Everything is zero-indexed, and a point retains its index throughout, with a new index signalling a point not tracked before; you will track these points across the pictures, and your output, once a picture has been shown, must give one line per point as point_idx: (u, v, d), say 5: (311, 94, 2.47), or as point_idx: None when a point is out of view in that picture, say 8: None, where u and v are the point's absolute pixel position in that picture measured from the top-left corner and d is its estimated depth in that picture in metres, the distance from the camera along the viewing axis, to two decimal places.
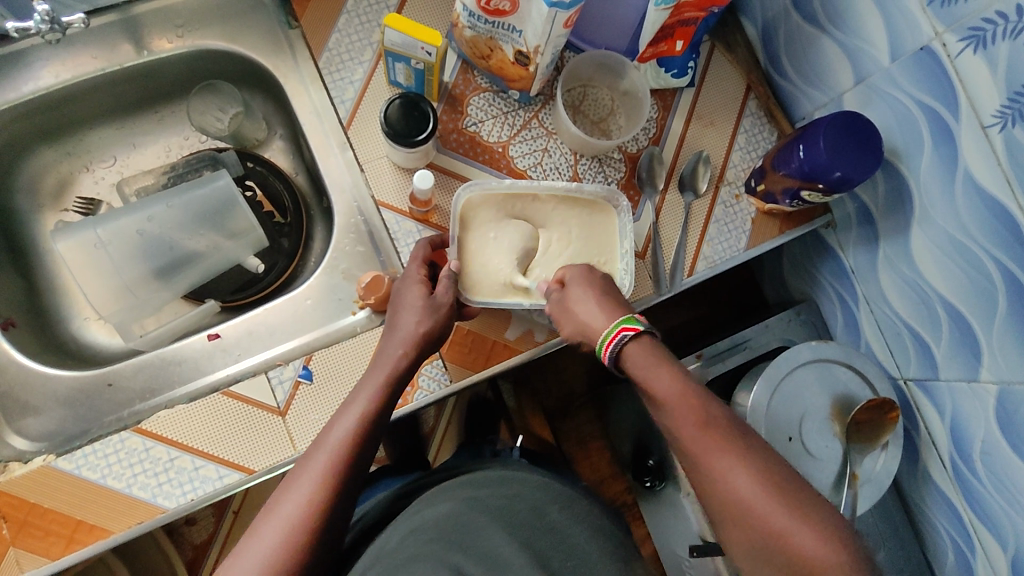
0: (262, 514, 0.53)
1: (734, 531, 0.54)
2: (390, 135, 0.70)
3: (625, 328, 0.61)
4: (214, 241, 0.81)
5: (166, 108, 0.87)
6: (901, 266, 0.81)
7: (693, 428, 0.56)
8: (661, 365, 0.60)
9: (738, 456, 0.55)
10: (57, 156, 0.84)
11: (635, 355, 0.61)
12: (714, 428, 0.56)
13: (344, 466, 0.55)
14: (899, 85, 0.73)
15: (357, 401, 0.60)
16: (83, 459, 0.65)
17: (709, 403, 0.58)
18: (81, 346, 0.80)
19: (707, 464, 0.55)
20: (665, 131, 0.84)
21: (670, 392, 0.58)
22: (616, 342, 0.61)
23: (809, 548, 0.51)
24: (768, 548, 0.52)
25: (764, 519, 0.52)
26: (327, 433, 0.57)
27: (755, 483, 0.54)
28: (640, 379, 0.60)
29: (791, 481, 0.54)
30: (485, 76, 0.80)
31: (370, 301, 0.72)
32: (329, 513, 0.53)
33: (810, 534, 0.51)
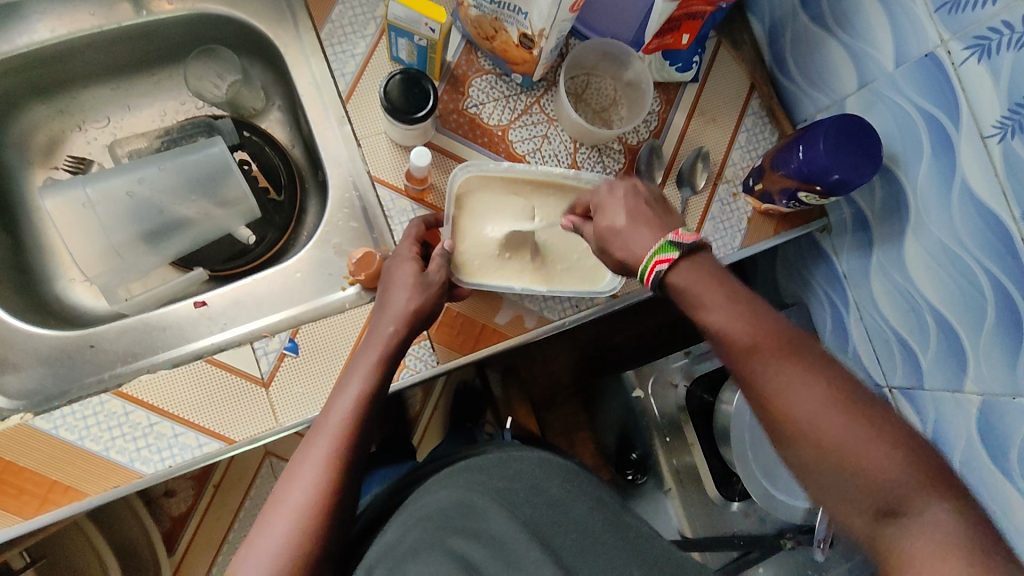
0: (270, 502, 0.53)
1: (795, 451, 0.50)
2: (389, 110, 0.69)
3: (661, 260, 0.56)
4: (204, 208, 0.80)
5: (163, 72, 0.86)
6: (893, 273, 0.81)
7: (753, 347, 0.52)
8: (711, 287, 0.54)
9: (800, 371, 0.51)
10: (50, 113, 0.83)
11: (681, 282, 0.55)
12: (775, 339, 0.52)
13: (348, 449, 0.55)
14: (902, 90, 0.72)
15: (352, 381, 0.59)
16: (61, 419, 0.65)
17: (762, 314, 0.53)
18: (65, 307, 0.79)
19: (769, 385, 0.51)
20: (667, 124, 0.84)
21: (720, 309, 0.53)
22: (655, 279, 0.56)
23: (880, 463, 0.47)
24: (835, 467, 0.49)
25: (830, 436, 0.49)
26: (326, 417, 0.57)
27: (819, 397, 0.49)
28: (686, 304, 0.55)
29: (859, 392, 0.50)
30: (488, 58, 0.79)
31: (360, 278, 0.71)
32: (337, 496, 0.54)
33: (879, 448, 0.47)
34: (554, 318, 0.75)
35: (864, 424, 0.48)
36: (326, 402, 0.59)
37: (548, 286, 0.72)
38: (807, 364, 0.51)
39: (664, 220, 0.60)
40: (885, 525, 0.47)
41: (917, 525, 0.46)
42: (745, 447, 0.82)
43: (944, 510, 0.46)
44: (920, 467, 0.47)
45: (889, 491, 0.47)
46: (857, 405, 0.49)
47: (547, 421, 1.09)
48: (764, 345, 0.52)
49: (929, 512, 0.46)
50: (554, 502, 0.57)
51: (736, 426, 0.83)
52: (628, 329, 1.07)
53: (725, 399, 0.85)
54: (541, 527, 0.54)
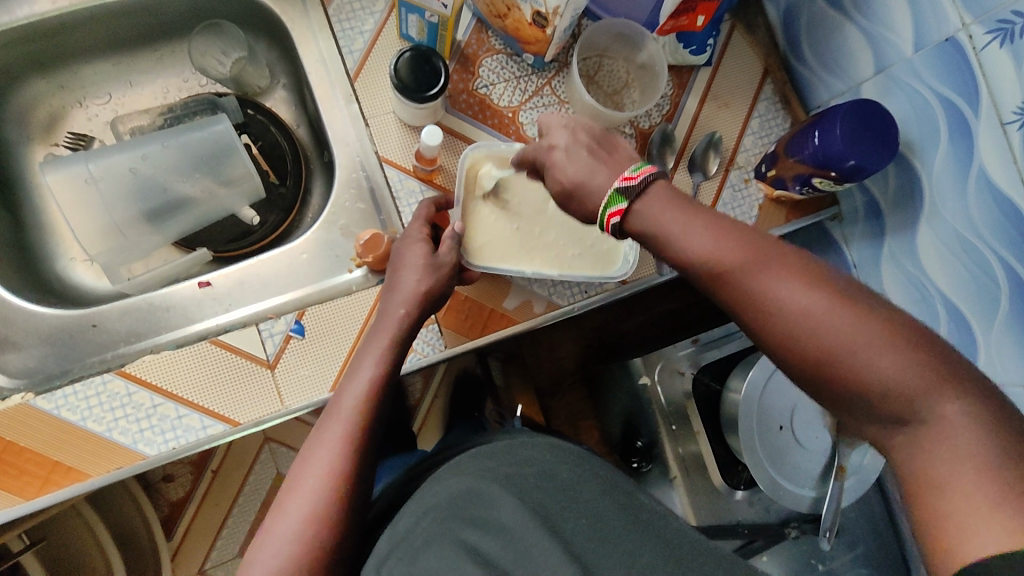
0: (285, 490, 0.52)
1: (794, 364, 0.47)
2: (399, 88, 0.68)
3: (612, 215, 0.54)
4: (208, 187, 0.78)
5: (166, 47, 0.84)
6: (905, 262, 0.80)
7: (728, 267, 0.49)
8: (674, 212, 0.51)
9: (787, 280, 0.47)
10: (50, 88, 0.81)
11: (638, 225, 0.53)
12: (749, 253, 0.49)
13: (362, 435, 0.54)
14: (920, 76, 0.71)
15: (364, 366, 0.58)
16: (63, 400, 0.64)
17: (737, 230, 0.50)
18: (66, 286, 0.78)
19: (753, 301, 0.48)
20: (679, 109, 0.83)
21: (690, 236, 0.51)
22: (613, 230, 0.55)
23: (882, 363, 0.43)
24: (836, 374, 0.45)
25: (826, 341, 0.45)
26: (338, 403, 0.56)
27: (809, 301, 0.46)
28: (652, 238, 0.52)
29: (854, 291, 0.46)
30: (499, 37, 0.77)
31: (367, 259, 0.70)
32: (353, 482, 0.53)
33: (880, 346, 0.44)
34: (564, 304, 0.74)
35: (857, 324, 0.44)
36: (338, 386, 0.58)
37: (559, 270, 0.71)
38: (793, 269, 0.48)
39: (610, 161, 0.57)
40: (900, 428, 0.44)
41: (934, 428, 0.42)
42: (754, 437, 0.80)
43: (958, 407, 0.42)
44: (927, 360, 0.43)
45: (896, 391, 0.43)
46: (851, 303, 0.45)
47: (553, 409, 1.08)
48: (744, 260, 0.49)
49: (944, 409, 0.42)
50: (564, 486, 0.57)
51: (744, 415, 0.81)
52: (634, 317, 1.06)
53: (732, 387, 0.85)
54: (553, 513, 0.53)
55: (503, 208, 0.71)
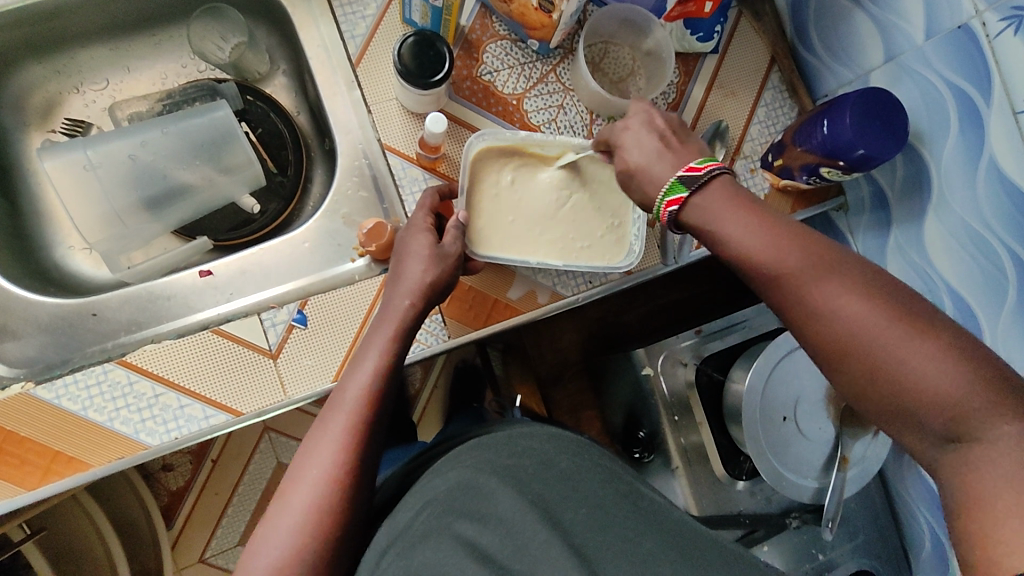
0: (288, 481, 0.52)
1: (843, 372, 0.48)
2: (402, 74, 0.67)
3: (669, 204, 0.55)
4: (208, 174, 0.77)
5: (165, 32, 0.82)
6: (912, 253, 0.79)
7: (785, 269, 0.50)
8: (733, 212, 0.53)
9: (845, 287, 0.48)
10: (46, 73, 0.79)
11: (692, 218, 0.55)
12: (809, 257, 0.49)
13: (366, 427, 0.54)
14: (931, 64, 0.70)
15: (368, 356, 0.57)
16: (63, 389, 0.63)
17: (795, 233, 0.51)
18: (64, 274, 0.77)
19: (807, 305, 0.49)
20: (685, 97, 0.81)
21: (746, 235, 0.52)
22: (667, 221, 0.56)
23: (939, 377, 0.43)
24: (888, 385, 0.45)
25: (881, 350, 0.46)
26: (341, 394, 0.55)
27: (866, 312, 0.47)
28: (707, 234, 0.54)
29: (915, 304, 0.46)
30: (504, 23, 0.76)
31: (371, 249, 0.69)
32: (356, 474, 0.52)
33: (936, 361, 0.44)
34: (568, 294, 0.74)
35: (915, 338, 0.45)
36: (341, 376, 0.58)
37: (564, 260, 0.70)
38: (852, 277, 0.48)
39: (675, 149, 0.58)
40: (948, 444, 0.44)
41: (989, 448, 0.42)
42: (757, 428, 0.80)
43: (1012, 429, 0.42)
44: (984, 379, 0.43)
45: (950, 407, 0.43)
46: (911, 316, 0.46)
47: (554, 399, 1.08)
48: (803, 264, 0.49)
49: (1000, 430, 0.42)
50: (565, 477, 0.56)
51: (747, 408, 0.81)
52: (636, 307, 1.06)
53: (734, 377, 0.85)
54: (553, 504, 0.53)
55: (508, 197, 0.71)
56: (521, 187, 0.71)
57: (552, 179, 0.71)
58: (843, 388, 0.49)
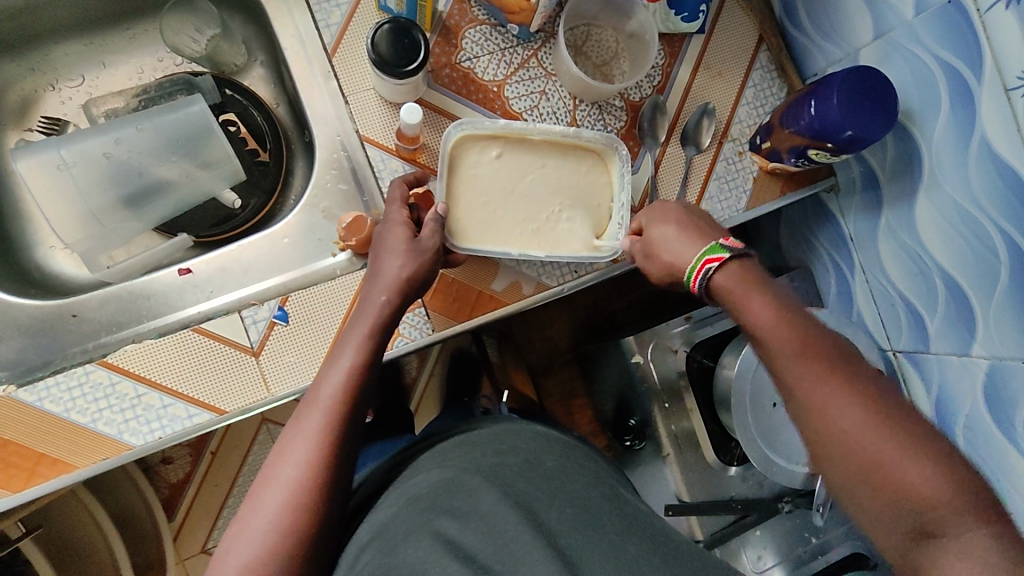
0: (260, 481, 0.52)
1: (830, 462, 0.50)
2: (377, 63, 0.65)
3: (709, 260, 0.59)
4: (186, 170, 0.76)
5: (139, 26, 0.81)
6: (902, 235, 0.78)
7: (793, 355, 0.53)
8: (754, 291, 0.56)
9: (841, 386, 0.51)
10: (20, 71, 0.78)
11: (725, 285, 0.58)
12: (813, 348, 0.53)
13: (342, 424, 0.54)
14: (921, 41, 0.68)
15: (344, 353, 0.57)
16: (45, 392, 0.63)
17: (810, 328, 0.54)
18: (46, 276, 0.76)
19: (806, 396, 0.52)
20: (671, 79, 0.80)
21: (767, 319, 0.55)
22: (701, 278, 0.59)
23: (919, 485, 0.46)
24: (869, 482, 0.48)
25: (867, 451, 0.48)
26: (317, 391, 0.55)
27: (857, 410, 0.49)
28: (730, 306, 0.57)
29: (905, 414, 0.49)
30: (482, 7, 0.74)
31: (351, 243, 0.69)
32: (330, 472, 0.52)
33: (919, 470, 0.46)
34: (553, 284, 0.73)
35: (903, 441, 0.47)
36: (318, 374, 0.58)
37: (547, 251, 0.69)
38: (850, 380, 0.51)
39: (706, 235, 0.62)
40: (921, 551, 0.46)
41: (958, 549, 0.44)
42: (746, 414, 0.79)
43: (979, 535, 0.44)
44: (958, 487, 0.45)
45: (924, 515, 0.45)
46: (900, 426, 0.48)
47: (546, 388, 1.07)
48: (810, 358, 0.52)
49: (968, 539, 0.44)
50: (549, 475, 0.56)
51: (738, 392, 0.80)
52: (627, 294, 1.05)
53: (726, 362, 0.83)
54: (535, 502, 0.53)
55: (485, 186, 0.69)
56: (496, 174, 0.69)
57: (533, 167, 0.70)
58: (829, 479, 0.51)
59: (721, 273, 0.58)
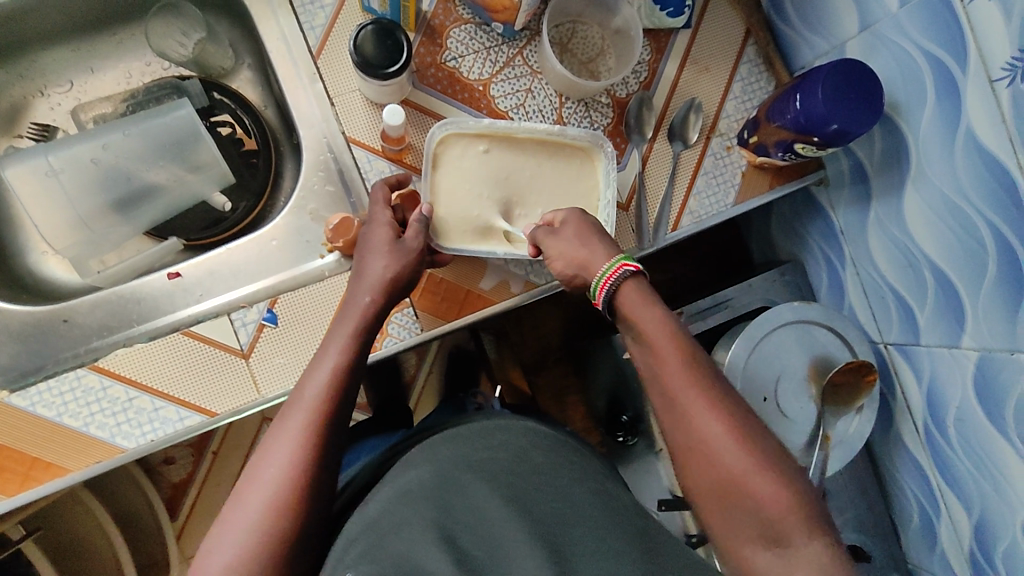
0: (244, 480, 0.52)
1: (692, 470, 0.53)
2: (360, 65, 0.65)
3: (626, 264, 0.58)
4: (176, 174, 0.77)
5: (125, 30, 0.81)
6: (892, 228, 0.78)
7: (673, 368, 0.53)
8: (648, 304, 0.56)
9: (710, 403, 0.52)
10: (9, 78, 0.79)
11: (634, 291, 0.57)
12: (687, 364, 0.53)
13: (326, 423, 0.54)
14: (906, 32, 0.68)
15: (329, 353, 0.57)
16: (38, 396, 0.64)
17: (694, 344, 0.55)
18: (38, 281, 0.77)
19: (679, 409, 0.53)
20: (658, 75, 0.79)
21: (658, 332, 0.55)
22: (617, 277, 0.57)
23: (767, 499, 0.49)
24: (724, 493, 0.51)
25: (726, 465, 0.51)
26: (302, 391, 0.56)
27: (722, 426, 0.51)
28: (627, 314, 0.57)
29: (759, 431, 0.52)
30: (467, 6, 0.74)
31: (338, 244, 0.69)
32: (314, 471, 0.52)
33: (769, 485, 0.50)
34: (541, 283, 0.73)
35: (759, 457, 0.51)
36: (302, 374, 0.58)
37: (533, 250, 0.69)
38: (718, 397, 0.53)
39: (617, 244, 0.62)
40: (764, 555, 0.50)
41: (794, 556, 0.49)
42: None
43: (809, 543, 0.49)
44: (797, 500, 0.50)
45: (770, 525, 0.49)
46: (755, 443, 0.51)
47: (539, 384, 1.08)
48: (689, 374, 0.53)
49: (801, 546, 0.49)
50: (536, 470, 0.57)
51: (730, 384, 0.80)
52: None
53: (718, 357, 0.84)
54: (521, 496, 0.54)
55: (472, 181, 0.69)
56: (483, 169, 0.70)
57: (517, 166, 0.70)
58: (688, 484, 0.54)
59: (631, 281, 0.57)
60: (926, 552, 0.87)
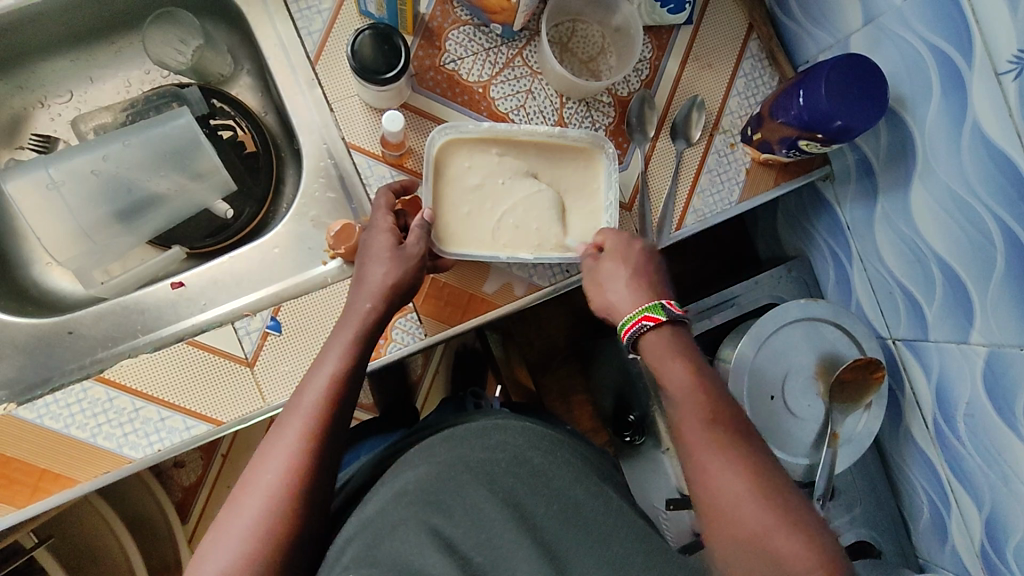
0: (240, 487, 0.53)
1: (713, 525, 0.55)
2: (358, 71, 0.65)
3: (647, 317, 0.60)
4: (177, 183, 0.76)
5: (123, 39, 0.81)
6: (898, 223, 0.77)
7: (698, 422, 0.57)
8: (673, 357, 0.59)
9: (731, 457, 0.55)
10: (8, 90, 0.79)
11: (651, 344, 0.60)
12: (714, 419, 0.57)
13: (324, 429, 0.55)
14: (910, 25, 0.67)
15: (327, 360, 0.58)
16: (45, 409, 0.64)
17: (720, 402, 0.58)
18: (43, 292, 0.77)
19: (703, 464, 0.56)
20: (659, 72, 0.78)
21: (685, 388, 0.58)
22: (633, 330, 0.61)
23: (789, 554, 0.51)
24: (744, 547, 0.52)
25: (746, 518, 0.53)
26: (301, 398, 0.56)
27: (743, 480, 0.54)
28: (654, 369, 0.60)
29: (782, 489, 0.54)
30: (465, 7, 0.73)
31: (340, 251, 0.69)
32: (312, 476, 0.53)
33: (787, 539, 0.51)
34: (544, 285, 0.73)
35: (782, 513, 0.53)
36: (302, 381, 0.58)
37: (536, 253, 0.69)
38: (741, 453, 0.56)
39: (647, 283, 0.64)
40: None
41: None
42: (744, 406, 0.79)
43: None
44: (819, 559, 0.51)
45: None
46: (776, 499, 0.53)
47: (546, 385, 1.08)
48: (713, 429, 0.57)
49: None
50: (537, 472, 0.57)
51: (736, 382, 0.80)
52: None
53: (723, 355, 0.84)
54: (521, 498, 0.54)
55: (485, 185, 0.69)
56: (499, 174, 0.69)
57: (518, 169, 0.70)
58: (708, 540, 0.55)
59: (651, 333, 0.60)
60: (937, 547, 0.86)
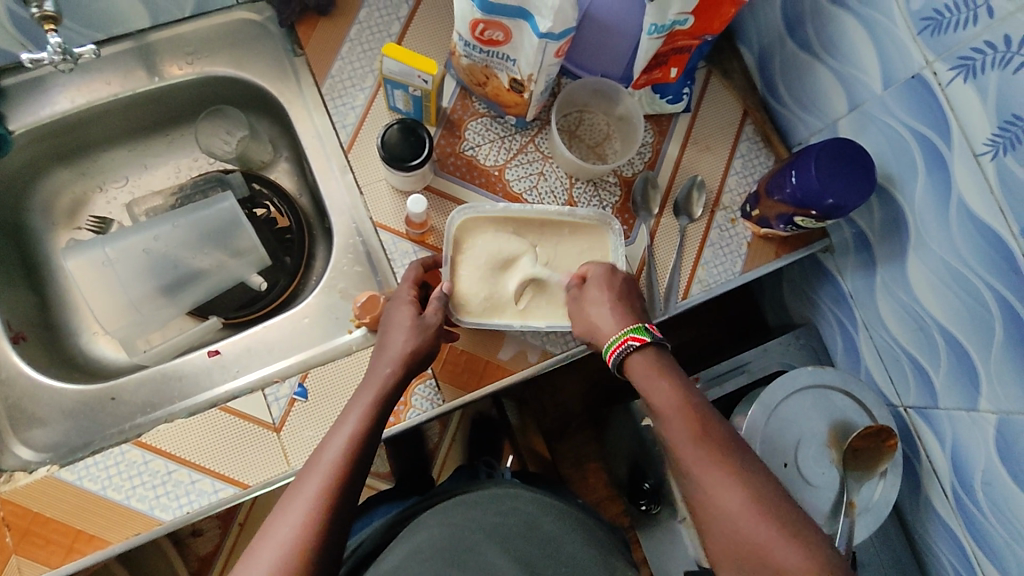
0: (258, 537, 0.55)
1: (723, 549, 0.56)
2: (387, 159, 0.72)
3: (634, 336, 0.64)
4: (218, 259, 0.84)
5: (177, 131, 0.91)
6: (899, 292, 0.80)
7: (688, 441, 0.59)
8: (660, 376, 0.62)
9: (725, 468, 0.57)
10: (72, 176, 0.88)
11: (640, 364, 0.63)
12: (692, 425, 0.59)
13: (340, 485, 0.57)
14: (892, 112, 0.73)
15: (347, 421, 0.62)
16: (84, 470, 0.68)
17: (708, 420, 0.60)
18: (89, 360, 0.83)
19: (702, 482, 0.57)
20: (661, 155, 0.85)
21: (663, 400, 0.61)
22: (622, 350, 0.64)
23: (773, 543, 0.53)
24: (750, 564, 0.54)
25: (748, 533, 0.54)
26: (320, 455, 0.59)
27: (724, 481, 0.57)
28: (640, 389, 0.63)
29: (777, 501, 0.56)
30: (482, 102, 0.82)
31: (365, 320, 0.74)
32: (325, 531, 0.55)
33: (789, 547, 0.53)
34: (556, 352, 0.76)
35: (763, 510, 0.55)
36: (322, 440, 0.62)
37: (547, 322, 0.73)
38: (735, 468, 0.57)
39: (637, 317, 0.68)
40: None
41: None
42: None
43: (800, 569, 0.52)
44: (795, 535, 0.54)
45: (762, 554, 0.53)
46: (774, 511, 0.55)
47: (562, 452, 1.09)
48: (698, 445, 0.58)
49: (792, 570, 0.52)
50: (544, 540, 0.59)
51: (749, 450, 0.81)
52: None
53: (735, 423, 0.85)
54: (532, 559, 0.56)
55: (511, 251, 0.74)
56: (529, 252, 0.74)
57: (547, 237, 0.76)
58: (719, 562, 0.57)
59: (638, 352, 0.63)
60: None
